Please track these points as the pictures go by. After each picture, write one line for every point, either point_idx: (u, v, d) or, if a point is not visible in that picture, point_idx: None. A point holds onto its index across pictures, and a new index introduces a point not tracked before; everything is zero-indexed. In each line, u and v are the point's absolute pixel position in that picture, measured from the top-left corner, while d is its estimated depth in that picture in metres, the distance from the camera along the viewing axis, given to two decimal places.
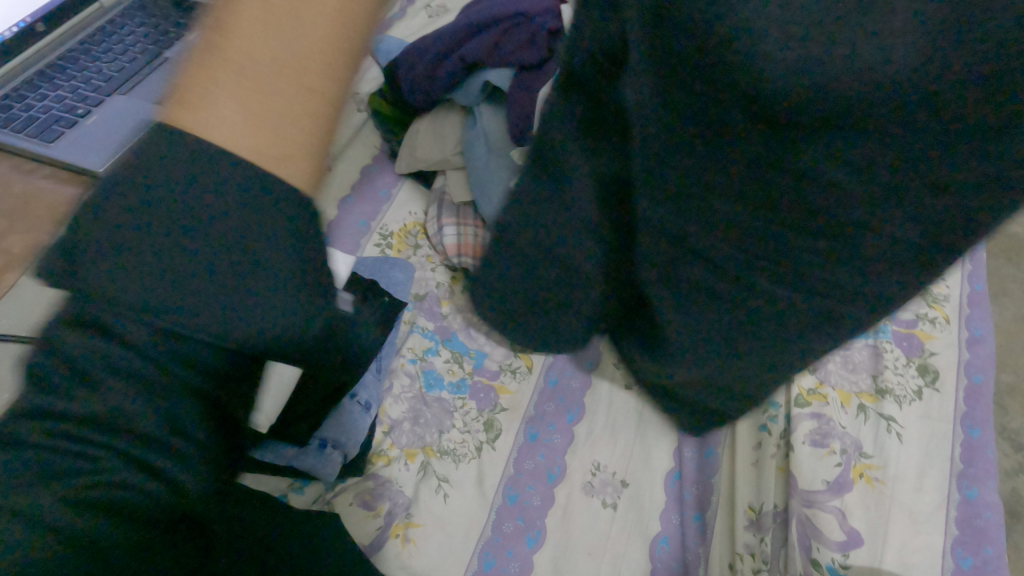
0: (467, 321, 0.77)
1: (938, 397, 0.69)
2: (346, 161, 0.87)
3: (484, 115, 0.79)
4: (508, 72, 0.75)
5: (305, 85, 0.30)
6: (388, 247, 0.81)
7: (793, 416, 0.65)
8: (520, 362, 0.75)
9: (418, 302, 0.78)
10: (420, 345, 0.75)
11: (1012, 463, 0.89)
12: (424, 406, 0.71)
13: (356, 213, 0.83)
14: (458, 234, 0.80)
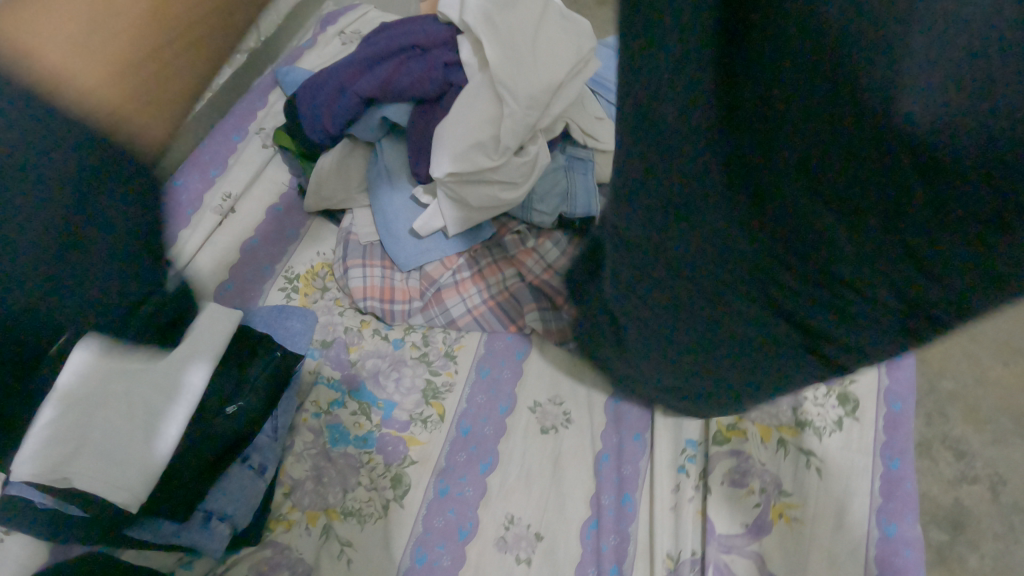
0: (376, 368, 0.74)
1: (860, 427, 0.66)
2: (250, 202, 0.84)
3: (385, 149, 0.76)
4: (406, 105, 0.73)
5: None
6: (294, 290, 0.78)
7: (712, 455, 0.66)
8: (431, 410, 0.71)
9: (323, 349, 0.74)
10: (325, 398, 0.71)
11: (954, 472, 0.88)
12: (327, 463, 0.67)
13: (261, 258, 0.81)
14: (364, 275, 0.76)
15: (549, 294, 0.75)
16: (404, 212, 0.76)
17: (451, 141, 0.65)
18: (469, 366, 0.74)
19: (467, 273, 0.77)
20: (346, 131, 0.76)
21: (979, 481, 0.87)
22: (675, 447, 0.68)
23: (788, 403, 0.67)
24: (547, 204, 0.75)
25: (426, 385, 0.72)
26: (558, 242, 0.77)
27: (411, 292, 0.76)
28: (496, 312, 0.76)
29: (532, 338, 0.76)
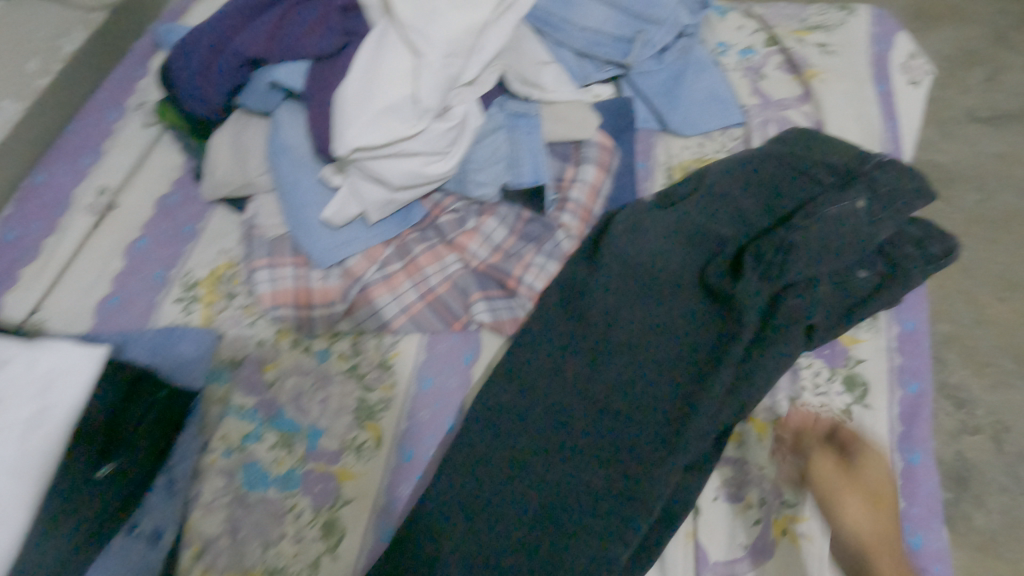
0: (298, 389, 0.61)
1: (872, 415, 0.57)
2: (134, 194, 0.70)
3: (283, 120, 0.61)
4: (300, 64, 0.58)
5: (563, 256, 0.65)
6: (193, 300, 0.66)
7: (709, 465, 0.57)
8: (366, 435, 0.59)
9: (233, 370, 0.62)
10: (237, 431, 0.59)
11: (955, 424, 0.79)
12: (244, 513, 0.55)
13: (152, 261, 0.67)
14: (272, 277, 0.63)
15: (498, 280, 0.64)
16: (312, 198, 0.61)
17: (356, 103, 0.50)
18: (410, 376, 0.62)
19: (397, 264, 0.64)
20: (234, 101, 0.62)
21: (982, 432, 0.78)
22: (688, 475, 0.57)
23: (785, 395, 0.58)
24: (487, 173, 0.62)
25: (359, 405, 0.61)
26: (505, 219, 0.66)
27: (331, 293, 0.63)
28: (438, 310, 0.64)
29: (482, 335, 0.64)
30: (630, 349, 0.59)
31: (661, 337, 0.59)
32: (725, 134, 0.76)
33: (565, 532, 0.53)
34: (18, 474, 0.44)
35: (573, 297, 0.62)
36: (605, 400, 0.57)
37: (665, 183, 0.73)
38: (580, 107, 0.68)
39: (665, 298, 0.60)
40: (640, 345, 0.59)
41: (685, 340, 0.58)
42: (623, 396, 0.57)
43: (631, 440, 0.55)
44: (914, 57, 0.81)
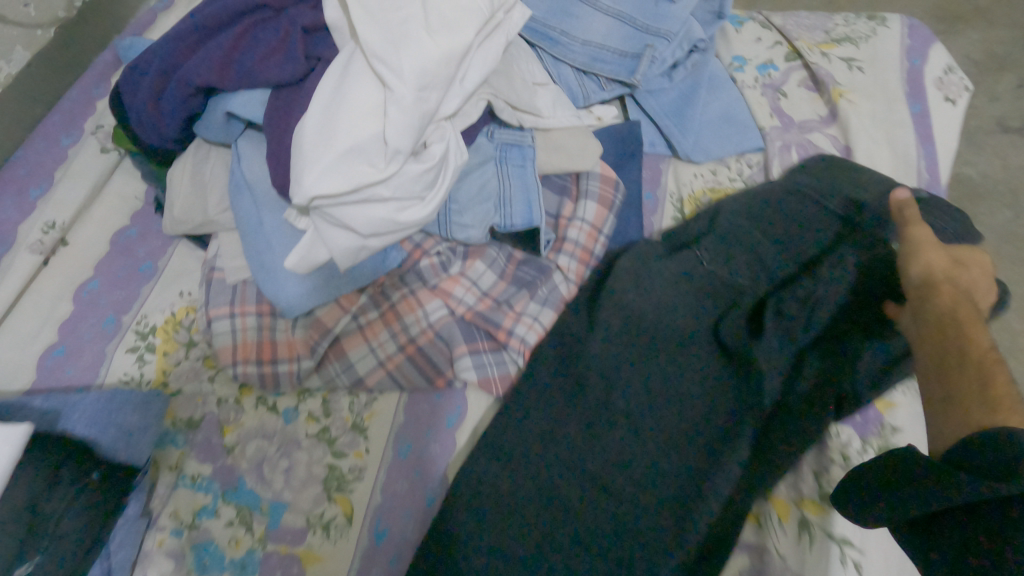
0: (261, 455, 0.55)
1: None
2: (87, 227, 0.64)
3: (244, 152, 0.54)
4: (258, 92, 0.51)
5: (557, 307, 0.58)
6: (148, 349, 0.59)
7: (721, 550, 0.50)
8: (335, 510, 0.53)
9: (189, 432, 0.55)
10: (188, 506, 0.52)
11: None
12: None
13: (104, 305, 0.60)
14: (232, 328, 0.56)
15: (485, 330, 0.57)
16: (277, 241, 0.54)
17: (315, 143, 0.43)
18: (386, 441, 0.55)
19: (374, 313, 0.58)
20: (189, 131, 0.55)
21: None
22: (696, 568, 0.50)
23: (808, 468, 0.52)
24: (472, 214, 0.54)
25: (328, 474, 0.54)
26: (494, 262, 0.59)
27: (297, 346, 0.56)
28: (418, 364, 0.57)
29: (468, 392, 0.58)
30: (632, 422, 0.51)
31: (670, 408, 0.52)
32: (740, 160, 0.69)
33: None
34: None
35: (571, 356, 0.56)
36: (605, 475, 0.50)
37: (674, 217, 0.66)
38: (580, 134, 0.61)
39: (675, 359, 0.53)
40: (645, 412, 0.51)
41: (696, 412, 0.51)
42: (626, 476, 0.50)
43: (631, 523, 0.49)
44: (951, 71, 0.74)
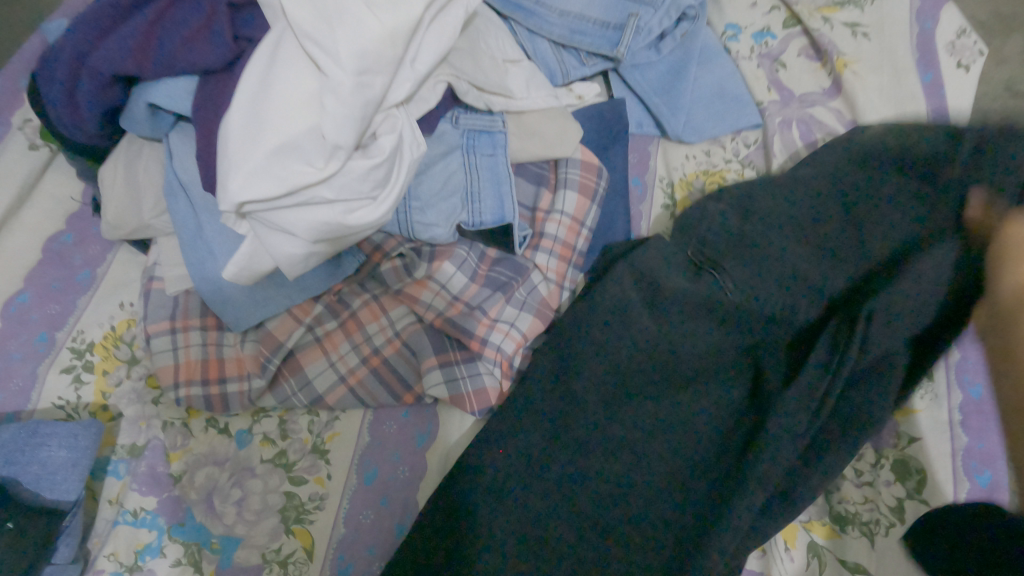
0: (211, 484, 0.49)
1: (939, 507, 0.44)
2: (16, 234, 0.57)
3: (177, 148, 0.48)
4: (187, 82, 0.45)
5: (535, 308, 0.52)
6: (86, 368, 0.53)
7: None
8: (295, 544, 0.48)
9: (131, 461, 0.50)
10: (129, 546, 0.47)
11: None
12: None
13: (35, 320, 0.54)
14: (175, 347, 0.50)
15: (457, 338, 0.52)
16: (218, 249, 0.49)
17: (240, 141, 0.37)
18: (349, 466, 0.50)
19: (332, 323, 0.52)
20: (115, 126, 0.49)
21: None
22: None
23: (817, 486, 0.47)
24: (436, 213, 0.48)
25: (286, 503, 0.49)
26: (464, 262, 0.52)
27: (247, 363, 0.51)
28: (383, 377, 0.52)
29: (441, 407, 0.52)
30: (631, 436, 0.46)
31: (669, 440, 0.46)
32: (736, 139, 0.63)
33: None
34: None
35: (560, 358, 0.49)
36: (600, 519, 0.45)
37: (665, 203, 0.60)
38: (558, 116, 0.55)
39: (679, 400, 0.47)
40: (646, 462, 0.46)
41: (698, 445, 0.46)
42: (624, 520, 0.45)
43: (631, 549, 0.44)
44: (964, 34, 0.67)
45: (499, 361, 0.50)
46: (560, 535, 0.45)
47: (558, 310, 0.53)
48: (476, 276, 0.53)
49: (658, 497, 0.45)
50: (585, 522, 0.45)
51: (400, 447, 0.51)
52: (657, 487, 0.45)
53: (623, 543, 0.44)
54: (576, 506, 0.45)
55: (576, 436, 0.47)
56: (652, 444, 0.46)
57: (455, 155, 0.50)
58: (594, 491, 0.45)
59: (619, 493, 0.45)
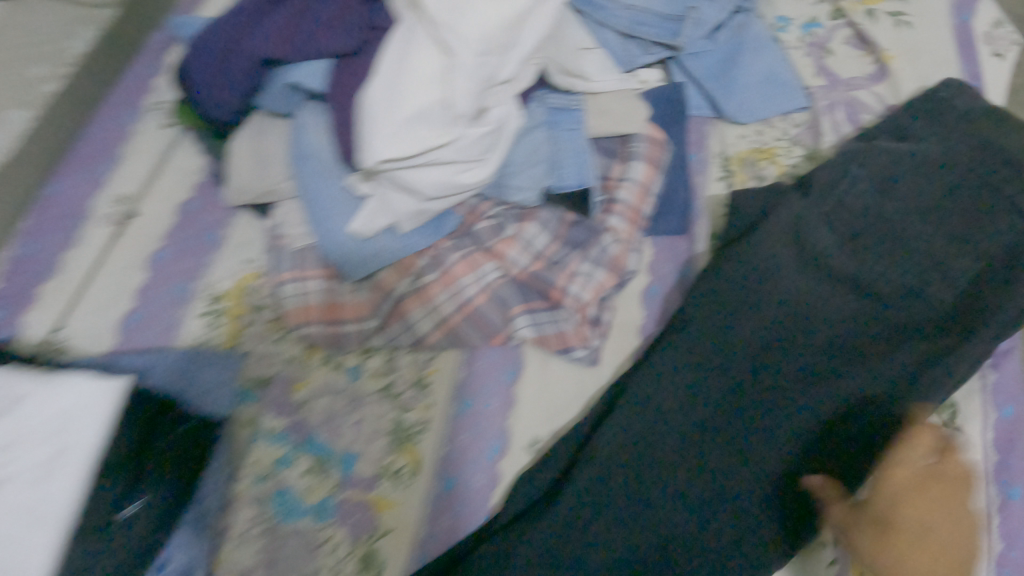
0: (330, 410, 0.58)
1: (966, 437, 0.51)
2: (153, 201, 0.66)
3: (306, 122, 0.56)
4: (322, 64, 0.53)
5: (609, 264, 0.60)
6: (218, 314, 0.62)
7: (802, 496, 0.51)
8: (403, 460, 0.56)
9: (261, 390, 0.59)
10: (268, 457, 0.56)
11: None
12: (279, 544, 0.53)
13: (173, 274, 0.63)
14: (300, 292, 0.59)
15: (541, 290, 0.59)
16: (337, 207, 0.56)
17: (382, 108, 0.45)
18: (447, 397, 0.58)
19: (432, 275, 0.59)
20: (253, 104, 0.57)
21: None
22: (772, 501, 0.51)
23: (873, 407, 0.53)
24: (525, 178, 0.56)
25: (394, 426, 0.57)
26: (546, 223, 0.60)
27: (363, 308, 0.59)
28: (476, 326, 0.59)
29: (525, 350, 0.60)
30: (705, 363, 0.56)
31: (735, 365, 0.55)
32: (786, 120, 0.70)
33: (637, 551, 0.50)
34: (34, 522, 0.42)
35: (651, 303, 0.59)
36: (675, 429, 0.54)
37: (721, 176, 0.67)
38: (628, 97, 0.62)
39: (745, 334, 0.56)
40: (717, 381, 0.55)
41: (759, 370, 0.55)
42: (696, 430, 0.53)
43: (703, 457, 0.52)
44: (999, 27, 0.73)
45: (579, 311, 0.58)
46: (642, 443, 0.54)
47: (628, 268, 0.60)
48: (558, 237, 0.61)
49: (728, 414, 0.54)
50: (662, 433, 0.54)
51: (490, 383, 0.58)
52: (726, 404, 0.54)
53: (695, 450, 0.53)
54: (656, 421, 0.54)
55: (657, 363, 0.56)
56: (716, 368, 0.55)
57: (542, 129, 0.57)
58: (670, 408, 0.55)
59: (692, 409, 0.54)
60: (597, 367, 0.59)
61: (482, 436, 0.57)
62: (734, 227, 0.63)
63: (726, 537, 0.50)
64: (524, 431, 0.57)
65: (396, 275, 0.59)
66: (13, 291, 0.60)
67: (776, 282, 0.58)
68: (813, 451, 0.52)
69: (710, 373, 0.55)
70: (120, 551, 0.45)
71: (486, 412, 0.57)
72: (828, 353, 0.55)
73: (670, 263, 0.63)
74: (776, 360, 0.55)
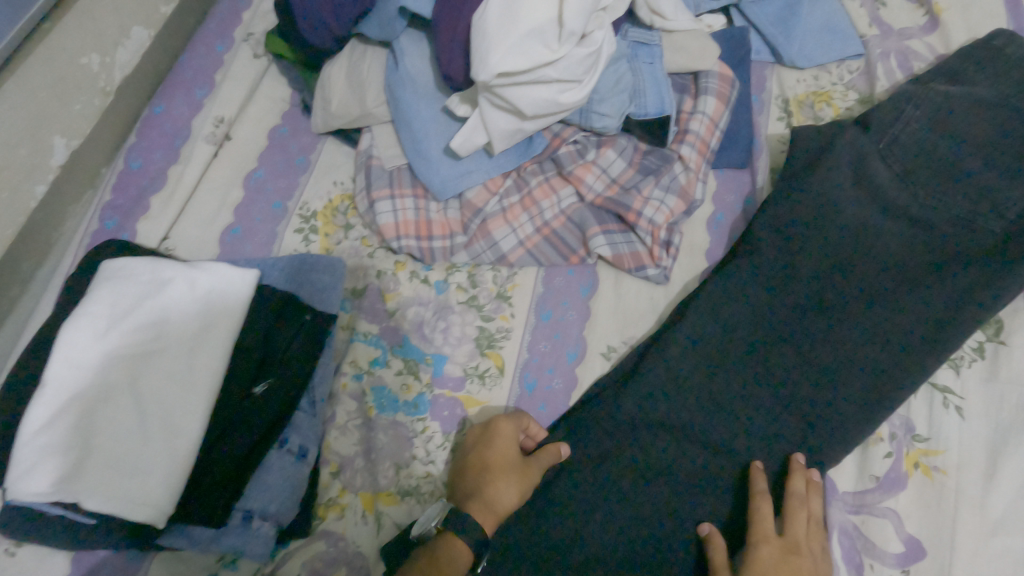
0: (420, 318, 0.62)
1: (1011, 349, 0.56)
2: (247, 125, 0.70)
3: (407, 48, 0.61)
4: None
5: (682, 192, 0.64)
6: (312, 231, 0.66)
7: (868, 399, 0.55)
8: (489, 363, 0.61)
9: (355, 299, 0.63)
10: (365, 356, 0.60)
11: None
12: (375, 435, 0.57)
13: (269, 192, 0.68)
14: (394, 208, 0.63)
15: (617, 213, 0.64)
16: (434, 128, 0.61)
17: (498, 27, 0.49)
18: (528, 308, 0.63)
19: (515, 197, 0.65)
20: (356, 30, 0.62)
21: None
22: (835, 403, 0.55)
23: (934, 314, 0.56)
24: (609, 105, 0.60)
25: (479, 334, 0.62)
26: (623, 151, 0.65)
27: (450, 225, 0.64)
28: (554, 243, 0.64)
29: (599, 268, 0.65)
30: (774, 278, 0.59)
31: (801, 278, 0.59)
32: (841, 67, 0.74)
33: (711, 446, 0.55)
34: (191, 388, 0.46)
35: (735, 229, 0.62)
36: (745, 337, 0.58)
37: (780, 117, 0.72)
38: (702, 34, 0.66)
39: (815, 248, 0.59)
40: (783, 290, 0.59)
41: (822, 279, 0.58)
42: (764, 338, 0.58)
43: (772, 364, 0.57)
44: None
45: (653, 234, 0.63)
46: (714, 349, 0.58)
47: (696, 197, 0.65)
48: (635, 164, 0.65)
49: (795, 324, 0.58)
50: (732, 341, 0.58)
51: (568, 297, 0.63)
52: (795, 316, 0.58)
53: (761, 357, 0.57)
54: (727, 330, 0.58)
55: (728, 277, 0.60)
56: (782, 282, 0.59)
57: (625, 60, 0.61)
58: (743, 318, 0.58)
59: (761, 320, 0.58)
60: (668, 284, 0.63)
61: (562, 344, 0.61)
62: (797, 158, 0.64)
63: (790, 432, 0.55)
64: (600, 339, 0.62)
65: (483, 195, 0.64)
66: (123, 201, 0.64)
67: (839, 204, 0.60)
68: (875, 359, 0.56)
69: (776, 283, 0.59)
70: (252, 423, 0.49)
71: (564, 322, 0.62)
72: (893, 269, 0.58)
73: (734, 195, 0.68)
74: (844, 272, 0.58)
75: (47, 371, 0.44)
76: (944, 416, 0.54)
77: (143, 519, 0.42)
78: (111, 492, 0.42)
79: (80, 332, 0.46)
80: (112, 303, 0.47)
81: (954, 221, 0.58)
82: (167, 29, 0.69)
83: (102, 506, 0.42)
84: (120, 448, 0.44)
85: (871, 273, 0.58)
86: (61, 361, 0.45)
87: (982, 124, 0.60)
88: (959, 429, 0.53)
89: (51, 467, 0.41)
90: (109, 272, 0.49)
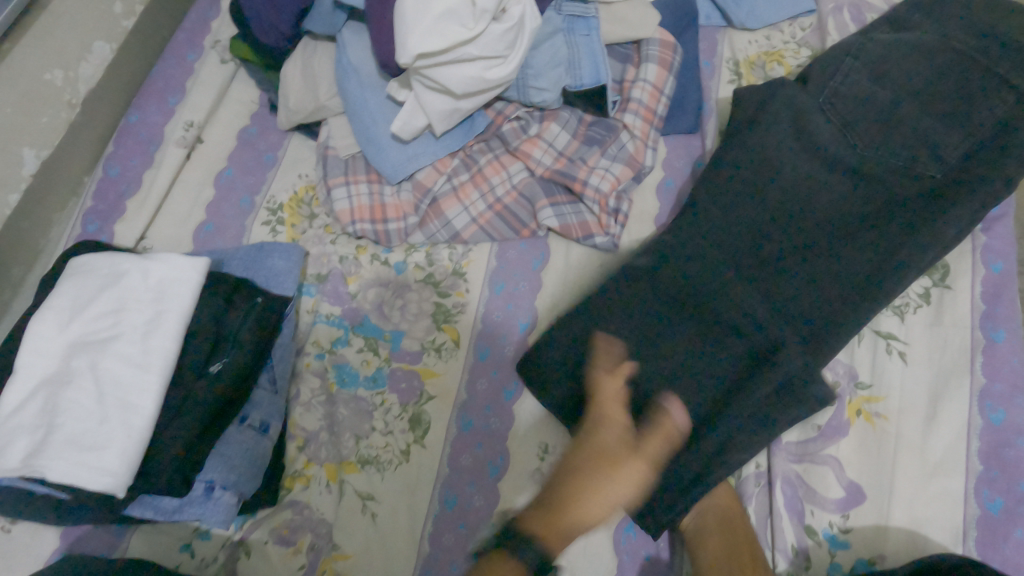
0: (379, 299, 0.65)
1: (955, 293, 0.56)
2: (217, 127, 0.74)
3: (348, 39, 0.64)
4: None
5: (626, 162, 0.66)
6: (279, 223, 0.70)
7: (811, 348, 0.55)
8: (445, 337, 0.63)
9: (319, 284, 0.66)
10: (327, 336, 0.63)
11: None
12: (337, 410, 0.60)
13: (238, 189, 0.71)
14: (349, 195, 0.66)
15: (564, 184, 0.66)
16: (381, 116, 0.64)
17: (415, 11, 0.51)
18: (481, 282, 0.65)
19: (465, 176, 0.67)
20: (302, 27, 0.65)
21: None
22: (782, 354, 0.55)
23: (872, 256, 0.56)
24: (546, 78, 0.62)
25: (436, 309, 0.64)
26: (567, 123, 0.66)
27: (404, 207, 0.66)
28: (505, 218, 0.66)
29: (550, 240, 0.66)
30: (715, 234, 0.60)
31: (741, 234, 0.59)
32: (793, 25, 0.74)
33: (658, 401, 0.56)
34: (144, 366, 0.49)
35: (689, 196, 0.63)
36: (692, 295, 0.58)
37: (731, 80, 0.72)
38: (641, 4, 0.67)
39: (752, 207, 0.60)
40: (724, 245, 0.59)
41: (758, 234, 0.59)
42: (707, 296, 0.57)
43: (718, 319, 0.57)
44: None
45: (600, 204, 0.65)
46: (659, 309, 0.59)
47: (645, 164, 0.66)
48: (580, 136, 0.67)
49: (738, 278, 0.58)
50: (679, 298, 0.58)
51: (521, 270, 0.65)
52: (738, 271, 0.58)
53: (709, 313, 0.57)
54: (671, 286, 0.59)
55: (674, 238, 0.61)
56: (722, 239, 0.60)
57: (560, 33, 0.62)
58: (689, 274, 0.59)
59: (707, 276, 0.58)
60: (617, 250, 0.65)
61: (516, 314, 0.63)
62: (739, 118, 0.64)
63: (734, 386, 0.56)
64: (551, 308, 0.63)
65: (434, 176, 0.66)
66: (103, 206, 0.69)
67: (777, 161, 0.61)
68: (815, 307, 0.56)
69: (717, 240, 0.60)
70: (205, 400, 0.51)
71: (516, 293, 0.64)
72: (833, 220, 0.58)
73: (683, 159, 0.68)
74: (785, 226, 0.59)
75: (19, 360, 0.50)
76: (887, 361, 0.54)
77: (99, 488, 0.46)
78: (69, 462, 0.46)
79: (47, 325, 0.51)
80: (75, 297, 0.53)
81: (894, 169, 0.58)
82: (138, 44, 0.74)
83: (62, 475, 0.46)
84: (79, 424, 0.48)
85: (808, 222, 0.59)
86: (29, 351, 0.50)
87: (921, 69, 0.59)
88: (902, 375, 0.54)
89: (19, 445, 0.47)
90: (75, 269, 0.54)
